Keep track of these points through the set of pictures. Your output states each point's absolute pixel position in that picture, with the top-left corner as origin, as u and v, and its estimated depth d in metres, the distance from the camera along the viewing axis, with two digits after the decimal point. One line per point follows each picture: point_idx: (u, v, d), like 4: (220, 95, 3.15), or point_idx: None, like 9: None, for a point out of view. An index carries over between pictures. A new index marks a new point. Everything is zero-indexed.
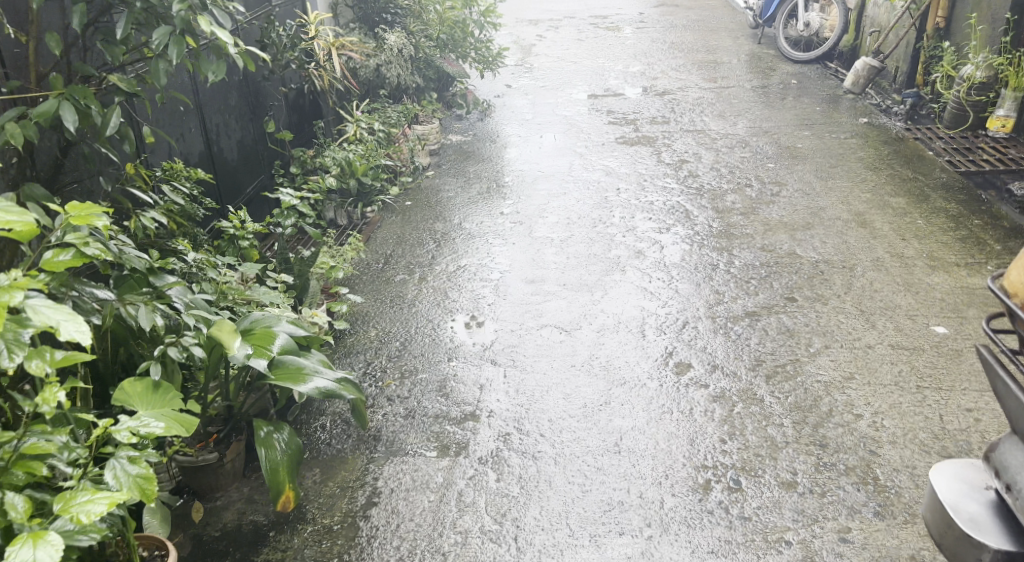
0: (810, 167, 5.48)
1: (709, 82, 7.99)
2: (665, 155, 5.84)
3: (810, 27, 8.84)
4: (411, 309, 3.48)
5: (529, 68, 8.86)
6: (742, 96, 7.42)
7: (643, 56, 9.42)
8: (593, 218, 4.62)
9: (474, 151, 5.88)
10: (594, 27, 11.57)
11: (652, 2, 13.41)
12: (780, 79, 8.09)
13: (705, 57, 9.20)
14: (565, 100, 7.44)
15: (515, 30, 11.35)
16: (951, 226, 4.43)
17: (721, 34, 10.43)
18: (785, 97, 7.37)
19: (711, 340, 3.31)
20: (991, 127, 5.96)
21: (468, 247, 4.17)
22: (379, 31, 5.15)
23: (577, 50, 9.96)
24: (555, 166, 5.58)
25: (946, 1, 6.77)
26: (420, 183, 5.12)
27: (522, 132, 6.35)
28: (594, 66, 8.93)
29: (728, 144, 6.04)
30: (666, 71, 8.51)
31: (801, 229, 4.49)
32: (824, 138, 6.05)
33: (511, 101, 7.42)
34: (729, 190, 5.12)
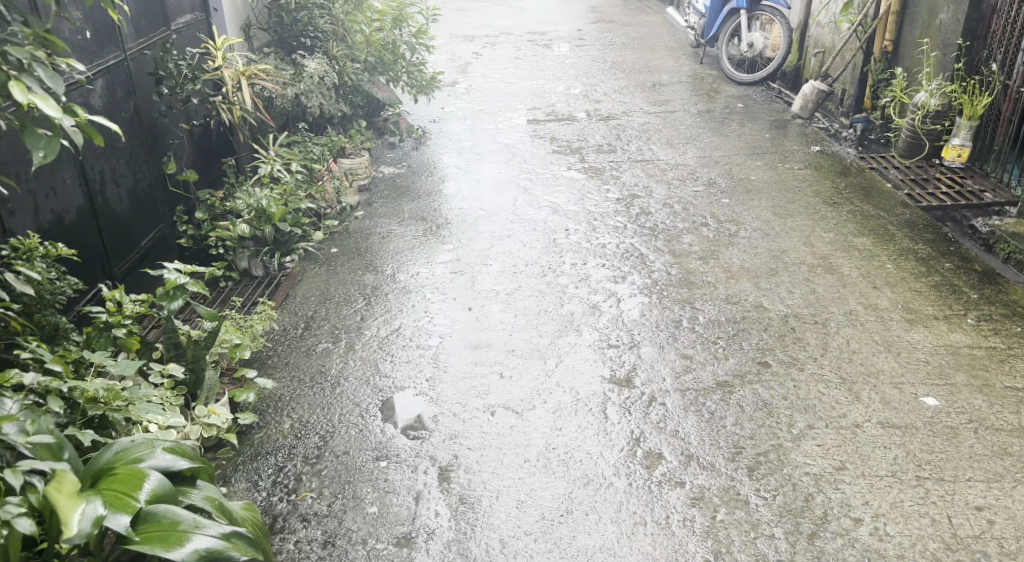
0: (766, 202, 5.19)
1: (654, 105, 7.70)
2: (614, 189, 5.48)
3: (753, 48, 8.48)
4: (334, 389, 2.97)
5: (466, 89, 8.44)
6: (688, 121, 7.14)
7: (584, 76, 9.09)
8: (540, 266, 4.20)
9: (409, 186, 5.40)
10: (532, 43, 11.22)
11: (589, 18, 13.13)
12: (725, 102, 7.83)
13: (648, 77, 8.92)
14: (505, 126, 7.04)
15: (450, 47, 10.93)
16: (922, 270, 4.14)
17: (662, 52, 10.18)
18: (733, 122, 7.11)
19: (682, 420, 2.89)
20: (947, 156, 5.74)
21: (402, 305, 3.68)
22: (297, 57, 4.72)
23: (516, 69, 9.59)
24: (496, 204, 5.15)
25: (893, 25, 6.59)
26: (348, 225, 4.61)
27: (460, 163, 5.91)
28: (534, 87, 8.56)
29: (679, 176, 5.72)
30: (609, 93, 8.19)
31: (764, 275, 4.15)
32: (777, 169, 5.78)
33: (448, 126, 6.98)
34: (684, 230, 4.78)
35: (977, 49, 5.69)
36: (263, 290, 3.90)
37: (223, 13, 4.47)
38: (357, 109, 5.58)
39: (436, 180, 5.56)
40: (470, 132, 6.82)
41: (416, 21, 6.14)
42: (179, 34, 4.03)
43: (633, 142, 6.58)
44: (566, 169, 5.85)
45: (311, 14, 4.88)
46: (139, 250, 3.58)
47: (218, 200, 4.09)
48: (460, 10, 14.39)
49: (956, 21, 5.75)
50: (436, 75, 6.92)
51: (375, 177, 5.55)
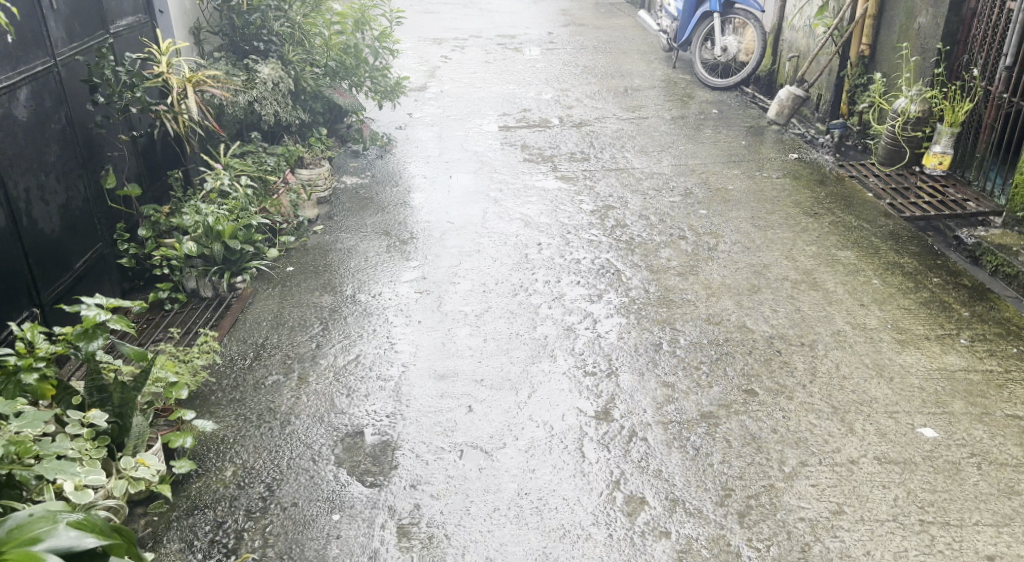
0: (745, 213, 5.00)
1: (627, 111, 7.51)
2: (588, 200, 5.26)
3: (728, 52, 8.32)
4: (283, 429, 2.70)
5: (434, 94, 8.19)
6: (663, 128, 6.95)
7: (555, 81, 8.88)
8: (511, 285, 3.96)
9: (372, 197, 5.13)
10: (502, 46, 11.00)
11: (560, 21, 12.92)
12: (699, 107, 7.66)
13: (620, 82, 8.73)
14: (474, 133, 6.80)
15: (418, 50, 10.66)
16: (909, 286, 3.96)
17: (634, 56, 10.00)
18: (708, 129, 6.93)
19: (666, 458, 2.66)
20: (929, 163, 5.57)
21: (363, 329, 3.42)
22: (249, 62, 4.47)
23: (485, 73, 9.35)
24: (464, 216, 4.90)
25: (870, 29, 6.45)
26: (306, 241, 4.34)
27: (426, 173, 5.66)
28: (505, 92, 8.33)
29: (654, 186, 5.52)
30: (581, 99, 7.99)
31: (747, 292, 3.95)
32: (755, 177, 5.60)
33: (415, 134, 6.72)
34: (661, 244, 4.57)
35: (957, 54, 5.55)
36: (211, 314, 3.63)
37: (169, 15, 4.21)
38: (317, 117, 5.32)
39: (401, 191, 5.30)
40: (437, 139, 6.56)
41: (378, 25, 5.88)
42: (118, 37, 3.76)
43: (606, 150, 6.38)
44: (537, 178, 5.63)
45: (265, 15, 4.63)
46: (73, 272, 3.28)
47: (163, 216, 3.83)
48: (429, 13, 14.14)
49: (936, 25, 5.61)
50: (402, 80, 6.66)
51: (336, 189, 5.28)
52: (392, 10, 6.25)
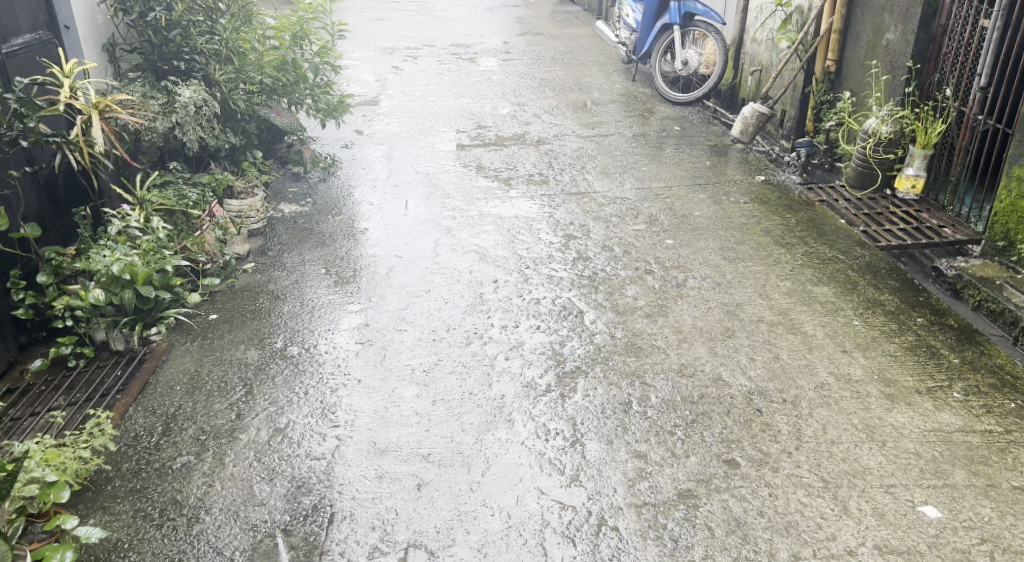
0: (714, 242, 4.69)
1: (587, 128, 7.21)
2: (547, 229, 4.91)
3: (688, 66, 8.05)
4: (189, 530, 2.38)
5: (384, 110, 7.79)
6: (624, 147, 6.66)
7: (511, 95, 8.54)
8: (463, 332, 3.59)
9: (312, 228, 4.72)
10: (456, 56, 10.63)
11: (516, 30, 12.59)
12: (660, 123, 7.38)
13: (579, 96, 8.44)
14: (425, 154, 6.41)
15: (368, 61, 10.24)
16: (893, 328, 3.68)
17: (592, 68, 9.70)
18: (671, 147, 6.64)
19: (641, 555, 2.35)
20: (900, 187, 5.28)
21: (292, 392, 3.04)
22: (167, 84, 4.05)
23: (439, 85, 8.97)
24: (413, 249, 4.52)
25: (835, 44, 6.15)
26: (236, 282, 3.92)
27: (372, 200, 5.26)
28: (459, 107, 7.97)
29: (616, 213, 5.19)
30: (539, 115, 7.67)
31: (720, 337, 3.62)
32: (721, 202, 5.30)
33: (361, 154, 6.31)
34: (626, 280, 4.23)
35: (927, 73, 5.28)
36: (123, 372, 3.22)
37: (76, 30, 3.75)
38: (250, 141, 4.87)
39: (345, 220, 4.90)
40: (386, 161, 6.17)
41: (316, 39, 5.48)
42: (12, 58, 3.30)
43: (565, 172, 6.05)
44: (492, 204, 5.26)
45: (186, 31, 4.24)
46: None
47: (66, 259, 3.36)
48: (382, 20, 13.72)
49: (905, 43, 5.35)
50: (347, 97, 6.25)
51: (271, 219, 4.86)
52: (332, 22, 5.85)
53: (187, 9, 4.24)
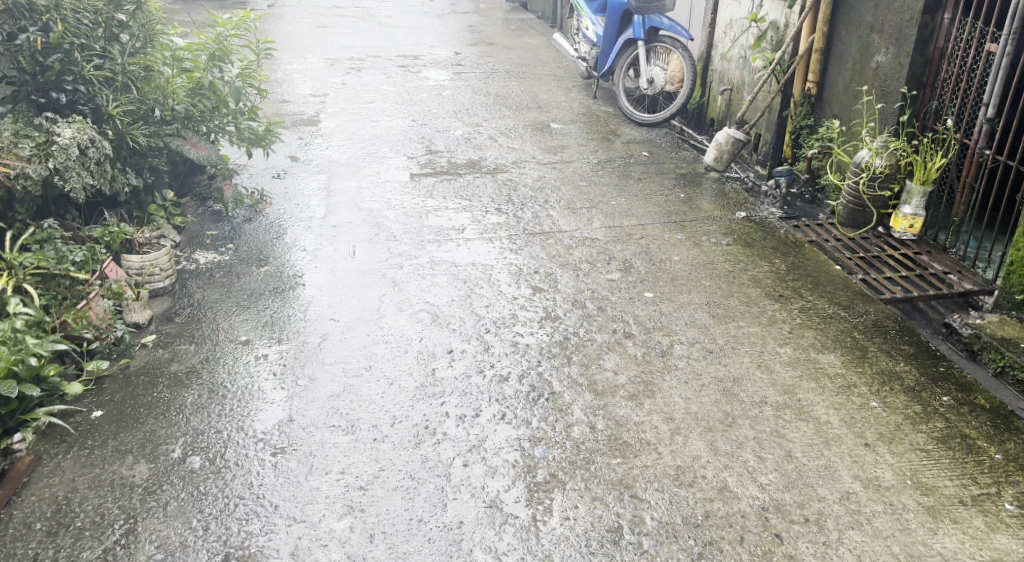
0: (698, 295, 4.11)
1: (548, 154, 6.66)
2: (508, 282, 4.30)
3: (654, 84, 7.33)
4: None
5: (325, 133, 7.15)
6: (590, 176, 6.10)
7: (464, 114, 7.92)
8: (410, 426, 2.95)
9: (232, 289, 4.06)
10: (403, 69, 9.99)
11: (468, 40, 11.99)
12: (627, 147, 6.82)
13: (537, 116, 7.87)
14: (369, 188, 5.75)
15: (309, 76, 9.56)
16: (918, 410, 3.13)
17: (550, 84, 9.12)
18: (639, 175, 6.07)
19: None
20: (896, 226, 4.71)
21: (190, 532, 2.43)
22: (44, 123, 3.43)
23: (385, 103, 8.32)
24: (351, 313, 3.89)
25: (818, 64, 5.53)
26: (130, 363, 3.30)
27: (307, 247, 4.62)
28: (408, 130, 7.34)
29: (585, 260, 4.60)
30: (495, 138, 7.11)
31: (719, 426, 3.03)
32: (701, 244, 4.75)
33: (298, 191, 5.65)
34: (602, 347, 3.62)
35: (924, 100, 4.71)
36: None
37: None
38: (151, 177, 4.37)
39: (273, 277, 4.25)
40: (325, 198, 5.51)
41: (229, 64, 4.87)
42: None
43: (526, 208, 5.45)
44: (445, 249, 4.68)
45: (68, 56, 3.69)
46: None
47: None
48: (326, 29, 13.03)
49: (898, 66, 4.75)
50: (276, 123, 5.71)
51: (181, 275, 4.19)
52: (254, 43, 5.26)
53: (70, 30, 3.70)
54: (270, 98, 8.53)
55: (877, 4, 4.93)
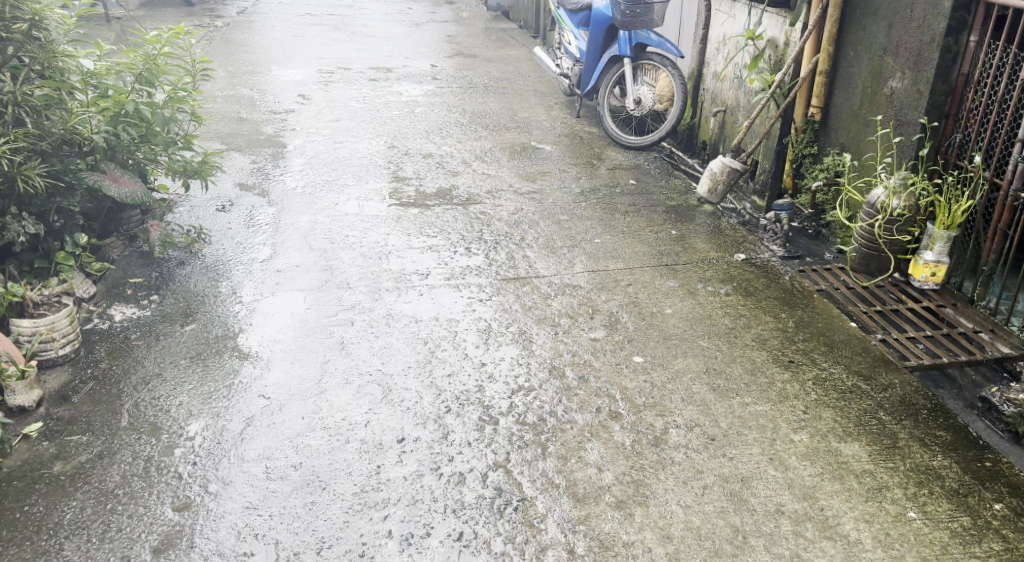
0: (694, 359, 3.54)
1: (526, 181, 6.11)
2: (474, 345, 3.73)
3: (642, 105, 6.73)
4: None
5: (283, 159, 6.62)
6: (571, 208, 5.54)
7: (436, 134, 7.34)
8: (342, 552, 2.48)
9: (145, 362, 3.56)
10: (375, 83, 9.42)
11: (445, 51, 11.44)
12: (613, 174, 6.25)
13: (516, 137, 7.31)
14: (324, 224, 5.21)
15: (273, 92, 8.99)
16: (967, 524, 2.57)
17: (530, 101, 8.56)
18: (625, 207, 5.51)
19: None
20: (916, 274, 4.09)
21: None
22: None
23: (352, 122, 7.74)
24: (286, 384, 3.35)
25: (822, 88, 4.96)
26: (4, 461, 2.87)
27: (244, 304, 4.09)
28: (375, 154, 6.77)
29: (565, 316, 4.03)
30: (468, 162, 6.55)
31: (727, 550, 2.48)
32: (696, 292, 4.18)
33: (244, 229, 5.09)
34: (585, 432, 3.03)
35: (946, 132, 4.12)
36: None
37: None
38: (49, 219, 4.01)
39: (199, 340, 3.76)
40: (274, 240, 4.93)
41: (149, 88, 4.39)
42: None
43: (499, 247, 4.90)
44: (405, 299, 4.19)
45: None
46: None
47: None
48: (298, 39, 12.47)
49: (915, 93, 4.18)
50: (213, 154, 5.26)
51: (88, 339, 3.72)
52: (188, 63, 4.85)
53: None
54: (228, 118, 7.94)
55: (891, 23, 4.37)
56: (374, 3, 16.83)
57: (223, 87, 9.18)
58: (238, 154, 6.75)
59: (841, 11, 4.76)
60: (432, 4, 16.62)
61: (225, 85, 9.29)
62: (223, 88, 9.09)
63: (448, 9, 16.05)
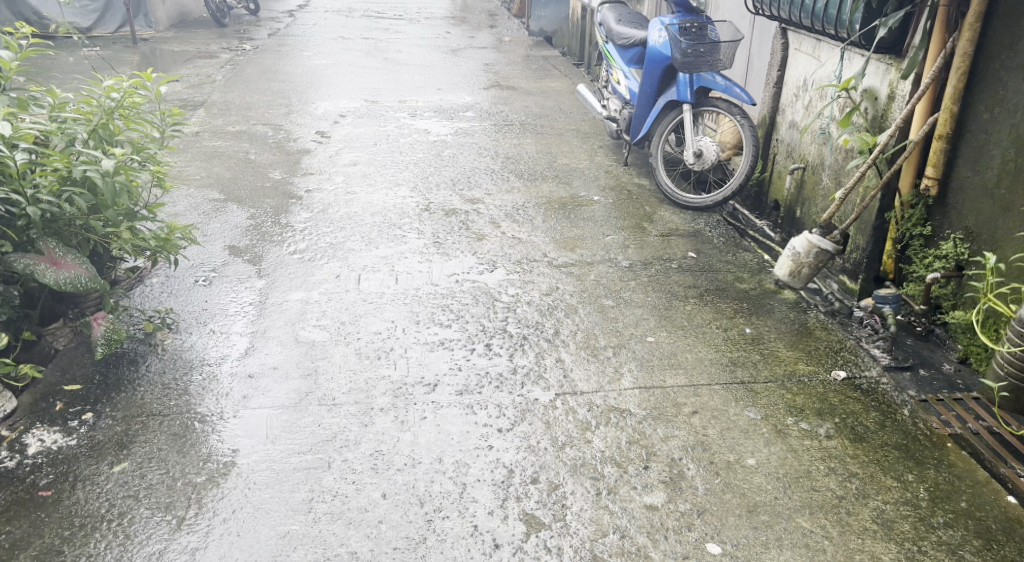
0: (793, 554, 2.61)
1: (565, 249, 5.18)
2: (485, 513, 2.78)
3: (703, 159, 5.68)
4: None
5: (286, 215, 5.77)
6: (617, 289, 4.57)
7: (464, 185, 6.43)
8: None
9: (45, 532, 2.71)
10: (401, 119, 8.56)
11: (481, 80, 10.61)
12: (668, 241, 5.26)
13: (554, 189, 6.37)
14: (317, 306, 4.34)
15: (288, 128, 8.17)
16: None
17: (572, 143, 7.63)
18: (684, 289, 4.52)
19: None
20: None
21: None
22: None
23: (370, 167, 6.87)
24: None
25: (939, 157, 3.96)
26: None
27: (197, 431, 3.23)
28: (390, 209, 5.88)
29: (609, 463, 3.03)
30: (498, 223, 5.63)
31: None
32: (787, 432, 3.17)
33: (222, 312, 4.24)
34: None
35: None
36: None
37: None
38: None
39: (128, 488, 2.88)
40: (254, 330, 4.05)
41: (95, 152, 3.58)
42: None
43: (527, 343, 3.97)
44: (404, 426, 3.28)
45: None
46: None
47: None
48: (326, 67, 11.71)
49: None
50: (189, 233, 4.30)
51: None
52: (159, 115, 4.03)
53: None
54: (235, 159, 7.12)
55: None
56: (411, 27, 16.10)
57: (234, 122, 8.38)
58: (236, 207, 5.90)
59: (970, 63, 3.78)
60: (472, 29, 15.82)
61: (238, 119, 8.49)
62: (236, 124, 8.30)
63: (488, 33, 15.27)
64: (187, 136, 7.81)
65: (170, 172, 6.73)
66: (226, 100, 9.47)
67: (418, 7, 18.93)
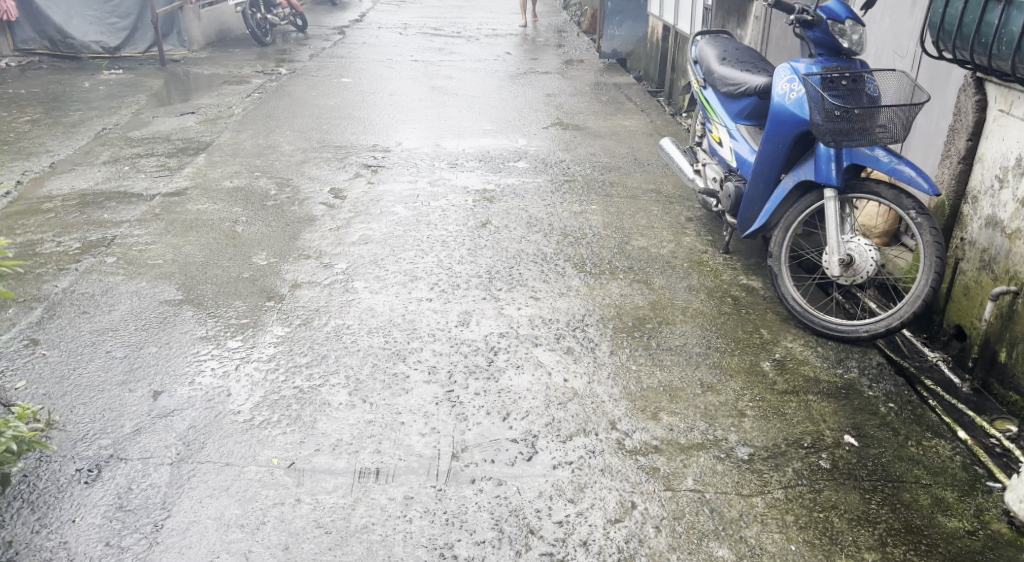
0: None
1: (646, 411, 3.44)
2: None
3: (856, 268, 3.86)
4: None
5: (253, 330, 4.14)
6: (730, 511, 2.83)
7: (503, 282, 4.72)
8: None
9: None
10: (435, 171, 6.91)
11: (540, 116, 8.94)
12: (801, 403, 3.46)
13: (629, 291, 4.62)
14: (240, 544, 2.67)
15: (297, 183, 6.60)
16: None
17: (651, 212, 5.87)
18: (846, 526, 2.76)
19: None
20: None
21: None
22: None
23: (384, 247, 5.24)
24: None
25: None
26: None
27: None
28: (397, 324, 4.21)
29: None
30: (547, 354, 3.92)
31: None
32: None
33: (86, 552, 2.63)
34: None
35: None
36: None
37: None
38: None
39: None
40: None
41: None
42: None
43: None
44: None
45: None
46: None
47: None
48: (363, 97, 10.18)
49: None
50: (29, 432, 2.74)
51: None
52: None
53: None
54: (217, 230, 5.55)
55: None
56: (469, 46, 14.56)
57: (233, 173, 6.85)
58: (190, 313, 4.30)
59: None
60: (534, 48, 14.18)
61: (240, 170, 6.95)
62: (234, 176, 6.76)
63: (553, 53, 13.66)
64: (171, 194, 6.30)
65: (127, 251, 5.18)
66: (236, 141, 7.98)
67: (479, 22, 17.42)
